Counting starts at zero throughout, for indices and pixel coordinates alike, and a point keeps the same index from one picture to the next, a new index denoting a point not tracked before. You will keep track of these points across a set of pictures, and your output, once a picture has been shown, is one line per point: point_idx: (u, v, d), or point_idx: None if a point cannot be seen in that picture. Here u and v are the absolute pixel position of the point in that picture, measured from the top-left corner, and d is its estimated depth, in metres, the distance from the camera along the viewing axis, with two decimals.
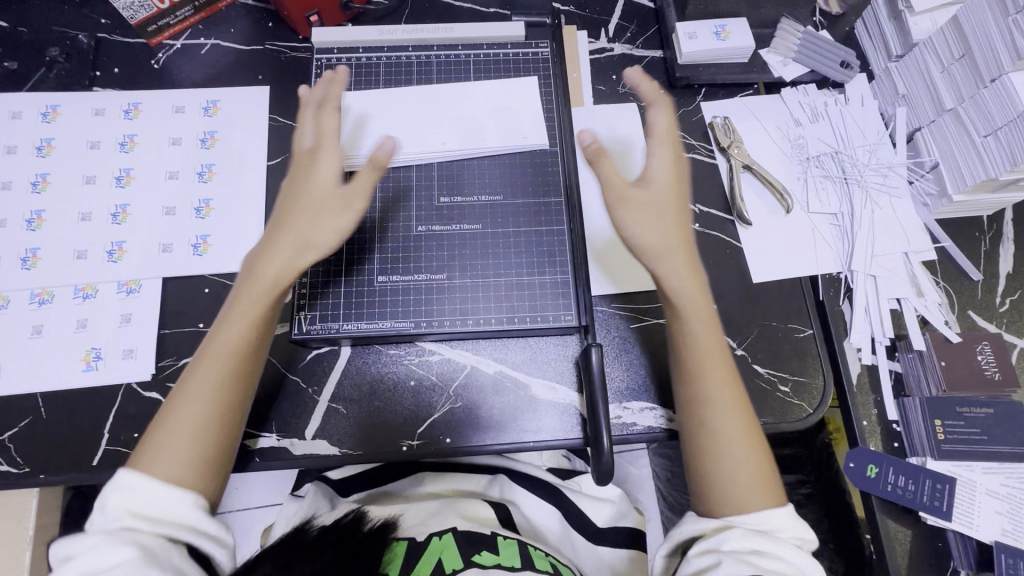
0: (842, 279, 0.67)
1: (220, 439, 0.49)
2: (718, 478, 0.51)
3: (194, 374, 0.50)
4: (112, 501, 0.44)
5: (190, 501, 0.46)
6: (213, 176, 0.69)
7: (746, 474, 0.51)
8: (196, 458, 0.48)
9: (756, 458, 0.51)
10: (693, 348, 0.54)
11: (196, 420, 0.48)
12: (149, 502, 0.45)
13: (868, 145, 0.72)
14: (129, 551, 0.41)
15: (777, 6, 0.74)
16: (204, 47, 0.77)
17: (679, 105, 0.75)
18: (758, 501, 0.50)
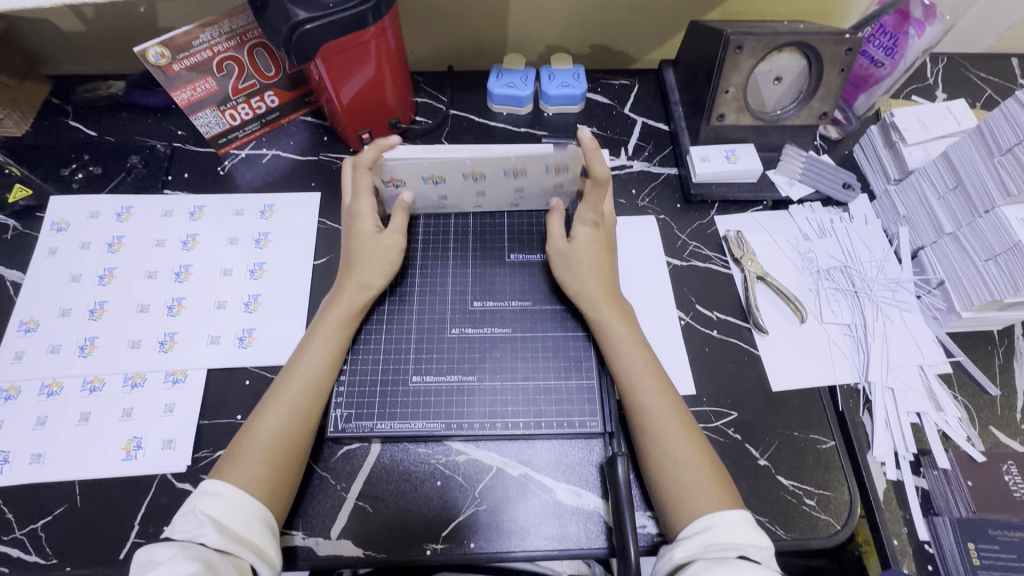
0: (860, 389, 0.69)
1: (291, 455, 0.57)
2: (672, 487, 0.56)
3: (283, 392, 0.59)
4: (199, 504, 0.52)
5: (259, 512, 0.53)
6: (263, 273, 0.75)
7: (688, 471, 0.56)
8: (272, 468, 0.56)
9: (712, 472, 0.57)
10: (632, 378, 0.61)
11: (273, 439, 0.57)
12: (221, 508, 0.52)
13: (875, 262, 0.76)
14: (195, 565, 0.47)
15: (782, 134, 0.82)
16: (266, 156, 0.86)
17: (695, 218, 0.81)
18: (699, 503, 0.54)
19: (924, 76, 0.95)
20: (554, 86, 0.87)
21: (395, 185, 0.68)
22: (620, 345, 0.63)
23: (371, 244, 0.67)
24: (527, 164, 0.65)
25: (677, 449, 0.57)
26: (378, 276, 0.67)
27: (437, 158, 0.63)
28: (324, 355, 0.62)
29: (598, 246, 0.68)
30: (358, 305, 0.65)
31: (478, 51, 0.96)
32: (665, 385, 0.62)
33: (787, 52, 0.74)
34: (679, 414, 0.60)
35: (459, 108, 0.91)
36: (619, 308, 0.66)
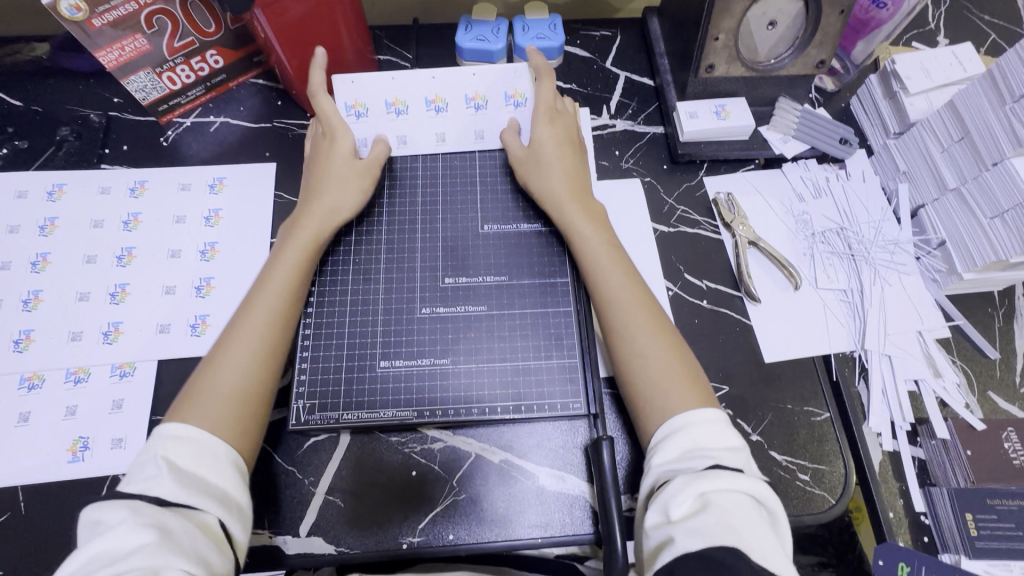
0: (855, 358, 0.65)
1: (263, 392, 0.53)
2: (643, 385, 0.54)
3: (246, 324, 0.55)
4: (159, 449, 0.47)
5: (230, 455, 0.49)
6: (216, 254, 0.69)
7: (659, 369, 0.54)
8: (243, 406, 0.52)
9: (684, 369, 0.54)
10: (603, 272, 0.59)
11: (241, 376, 0.53)
12: (187, 452, 0.48)
13: (873, 222, 0.72)
14: (151, 534, 0.41)
15: (775, 86, 0.76)
16: (214, 124, 0.78)
17: (682, 180, 0.75)
18: (672, 400, 0.53)
19: (925, 20, 0.88)
20: (528, 38, 0.79)
21: (357, 112, 0.68)
22: (591, 244, 0.61)
23: (341, 168, 0.64)
24: (487, 91, 0.69)
25: (646, 345, 0.55)
26: (350, 205, 0.63)
27: (401, 76, 0.68)
28: (287, 283, 0.58)
29: (559, 141, 0.65)
30: (322, 231, 0.61)
31: (445, 4, 0.88)
32: (639, 284, 0.59)
33: None
34: (650, 312, 0.57)
35: (426, 65, 0.83)
36: (588, 211, 0.63)
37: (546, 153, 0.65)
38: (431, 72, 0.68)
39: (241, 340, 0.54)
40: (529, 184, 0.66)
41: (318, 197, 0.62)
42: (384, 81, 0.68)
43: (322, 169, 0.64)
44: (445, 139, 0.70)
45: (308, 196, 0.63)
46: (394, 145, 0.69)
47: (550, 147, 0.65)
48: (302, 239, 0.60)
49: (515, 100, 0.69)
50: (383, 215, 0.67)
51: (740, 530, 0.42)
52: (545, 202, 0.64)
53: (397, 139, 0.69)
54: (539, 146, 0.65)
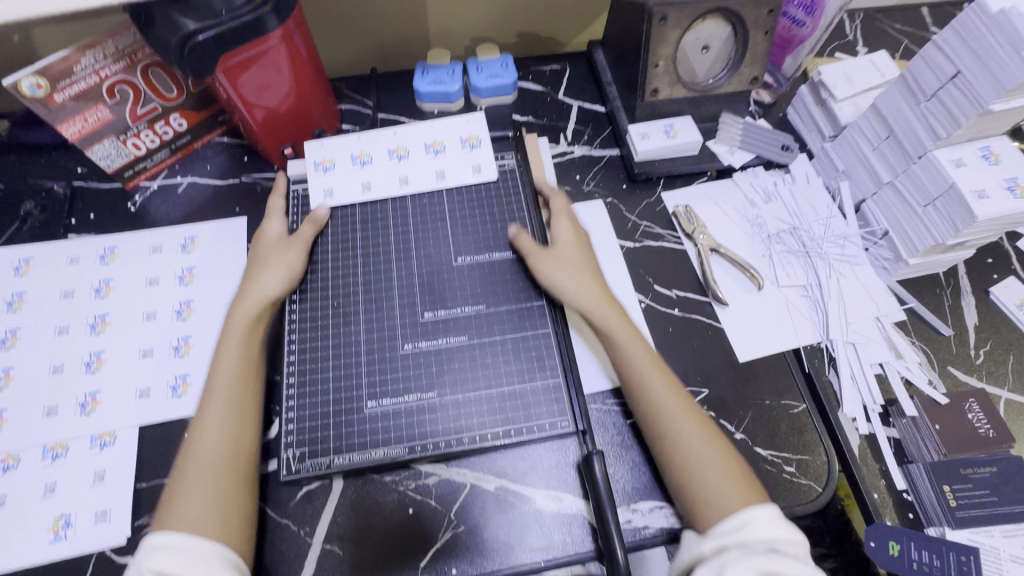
0: (822, 348, 0.69)
1: (235, 478, 0.53)
2: (701, 481, 0.54)
3: (207, 421, 0.55)
4: (145, 563, 0.47)
5: (216, 549, 0.49)
6: (191, 312, 0.69)
7: (713, 470, 0.54)
8: (220, 498, 0.52)
9: (732, 463, 0.55)
10: (639, 369, 0.59)
11: (212, 469, 0.53)
12: (171, 559, 0.47)
13: (821, 219, 0.77)
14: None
15: (716, 103, 0.81)
16: (181, 184, 0.79)
17: (641, 197, 0.79)
18: (729, 500, 0.52)
19: (844, 32, 0.97)
20: (483, 78, 0.84)
21: (325, 167, 0.73)
22: (629, 344, 0.61)
23: (274, 249, 0.66)
24: (444, 137, 0.75)
25: (697, 444, 0.55)
26: (284, 273, 0.64)
27: (365, 135, 0.75)
28: (238, 372, 0.58)
29: (580, 240, 0.68)
30: (264, 312, 0.62)
31: (400, 52, 0.92)
32: (673, 380, 0.60)
33: (712, 19, 0.73)
34: (691, 409, 0.58)
35: (387, 111, 0.86)
36: (621, 311, 0.63)
37: (568, 246, 0.66)
38: (392, 129, 0.75)
39: (206, 434, 0.55)
40: (550, 277, 0.64)
41: (253, 275, 0.64)
42: (349, 141, 0.75)
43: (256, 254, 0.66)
44: (408, 181, 0.72)
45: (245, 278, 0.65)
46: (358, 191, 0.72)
47: (571, 240, 0.67)
48: (244, 320, 0.61)
49: (471, 141, 0.75)
50: (360, 258, 0.68)
51: None
52: (573, 299, 0.63)
53: (363, 186, 0.72)
54: (562, 243, 0.67)
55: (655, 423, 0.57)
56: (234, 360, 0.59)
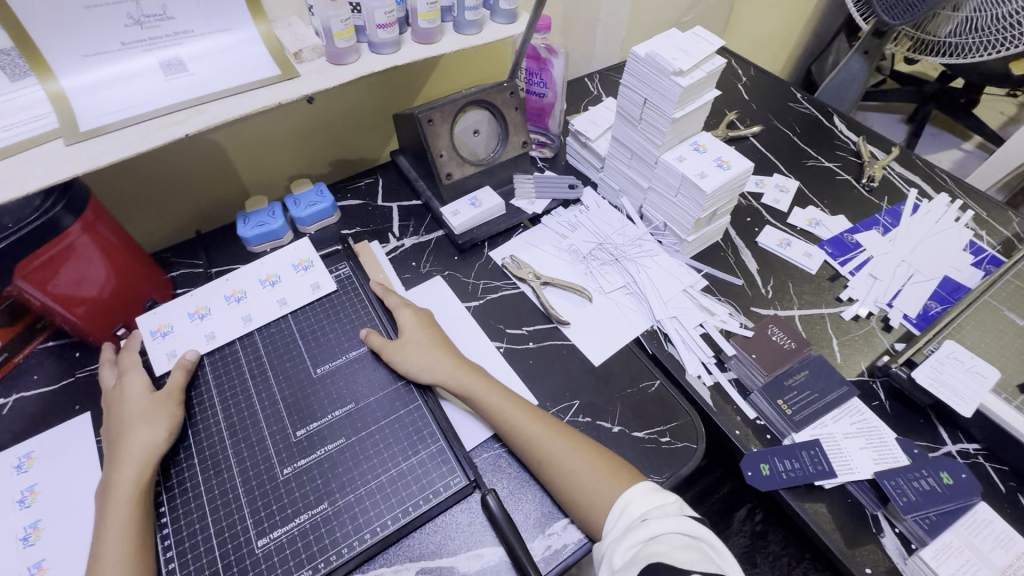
0: (656, 330, 0.81)
1: None
2: (582, 487, 0.59)
3: None
4: None
5: None
6: (40, 532, 0.62)
7: (587, 474, 0.60)
8: None
9: (604, 459, 0.62)
10: (504, 414, 0.65)
11: None
12: None
13: (618, 230, 0.92)
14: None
15: (506, 169, 0.97)
16: (6, 405, 0.74)
17: (474, 262, 0.90)
18: (609, 495, 0.58)
19: (588, 90, 1.21)
20: (303, 208, 0.91)
21: (162, 333, 0.74)
22: (486, 396, 0.67)
23: (144, 408, 0.64)
24: (277, 269, 0.81)
25: (569, 458, 0.61)
26: (164, 429, 0.63)
27: (200, 291, 0.78)
28: (126, 550, 0.54)
29: (422, 323, 0.74)
30: (144, 472, 0.59)
31: (222, 208, 0.98)
32: (536, 410, 0.66)
33: (472, 110, 0.90)
34: (557, 429, 0.64)
35: (220, 263, 0.90)
36: (474, 372, 0.69)
37: (412, 333, 0.72)
38: (226, 279, 0.80)
39: None
40: (401, 368, 0.69)
41: (126, 442, 0.61)
42: (184, 301, 0.77)
43: (119, 419, 0.63)
44: (251, 318, 0.76)
45: (114, 448, 0.61)
46: (202, 344, 0.73)
47: (414, 326, 0.73)
48: (124, 489, 0.58)
49: (301, 264, 0.81)
50: (220, 404, 0.68)
51: (673, 553, 0.50)
52: (430, 378, 0.68)
53: (207, 337, 0.73)
54: (406, 330, 0.72)
55: (531, 453, 0.63)
56: (123, 536, 0.55)
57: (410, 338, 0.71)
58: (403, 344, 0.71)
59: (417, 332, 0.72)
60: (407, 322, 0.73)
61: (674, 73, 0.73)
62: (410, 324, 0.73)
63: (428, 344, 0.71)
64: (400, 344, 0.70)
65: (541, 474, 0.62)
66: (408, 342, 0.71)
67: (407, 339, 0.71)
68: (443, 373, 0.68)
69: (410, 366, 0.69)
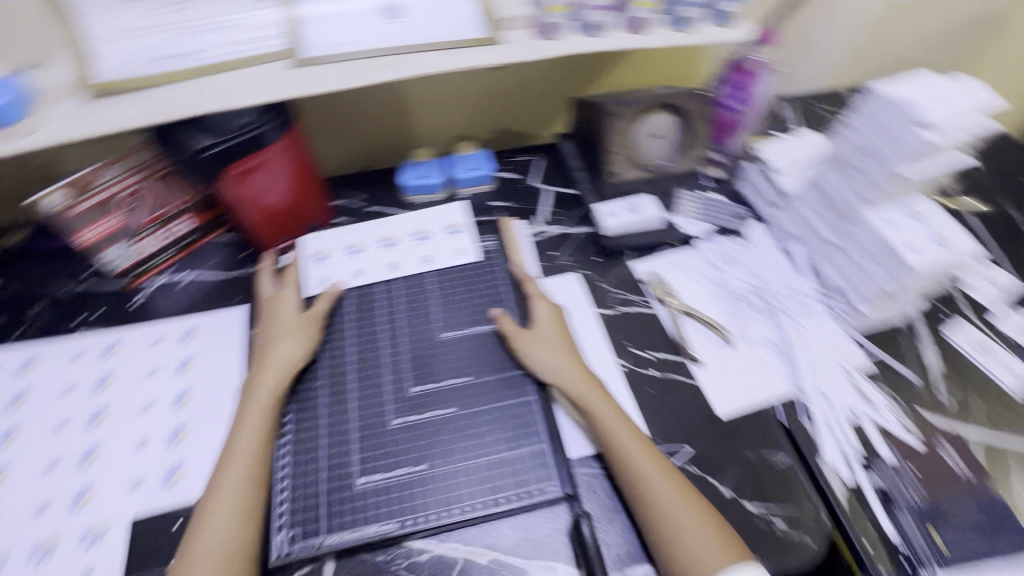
0: (798, 400, 0.72)
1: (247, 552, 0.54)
2: (685, 548, 0.54)
3: (220, 495, 0.57)
4: None
5: None
6: (189, 400, 0.71)
7: (693, 535, 0.55)
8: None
9: (714, 526, 0.56)
10: (618, 440, 0.61)
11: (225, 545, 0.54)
12: None
13: (781, 279, 0.83)
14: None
15: (674, 181, 0.91)
16: (182, 281, 0.84)
17: (615, 268, 0.86)
18: (711, 566, 0.53)
19: (781, 115, 1.10)
20: (463, 170, 0.93)
21: (319, 258, 0.79)
22: (604, 415, 0.63)
23: (291, 325, 0.70)
24: (430, 226, 0.83)
25: (676, 509, 0.56)
26: (303, 349, 0.68)
27: (359, 228, 0.83)
28: (252, 446, 0.60)
29: (556, 319, 0.71)
30: (280, 383, 0.65)
31: (388, 152, 1.03)
32: (651, 447, 0.62)
33: (659, 112, 0.84)
34: (669, 475, 0.59)
35: (378, 203, 0.95)
36: (597, 385, 0.65)
37: (545, 326, 0.70)
38: (384, 223, 0.83)
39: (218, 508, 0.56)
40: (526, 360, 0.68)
41: (271, 350, 0.67)
42: (343, 234, 0.82)
43: (271, 328, 0.70)
44: (397, 266, 0.79)
45: (262, 352, 0.68)
46: (350, 279, 0.78)
47: (548, 320, 0.71)
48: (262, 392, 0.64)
49: (453, 227, 0.83)
50: (354, 338, 0.72)
51: None
52: (550, 379, 0.66)
53: (355, 274, 0.78)
54: (539, 322, 0.70)
55: (637, 491, 0.59)
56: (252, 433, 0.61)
57: (543, 331, 0.69)
58: (534, 335, 0.69)
59: (550, 327, 0.70)
60: (541, 314, 0.71)
61: (921, 123, 0.62)
62: (544, 317, 0.71)
63: (558, 343, 0.68)
64: (531, 335, 0.69)
65: (642, 515, 0.58)
66: (539, 335, 0.69)
67: (539, 332, 0.69)
68: (566, 377, 0.66)
69: (536, 360, 0.67)
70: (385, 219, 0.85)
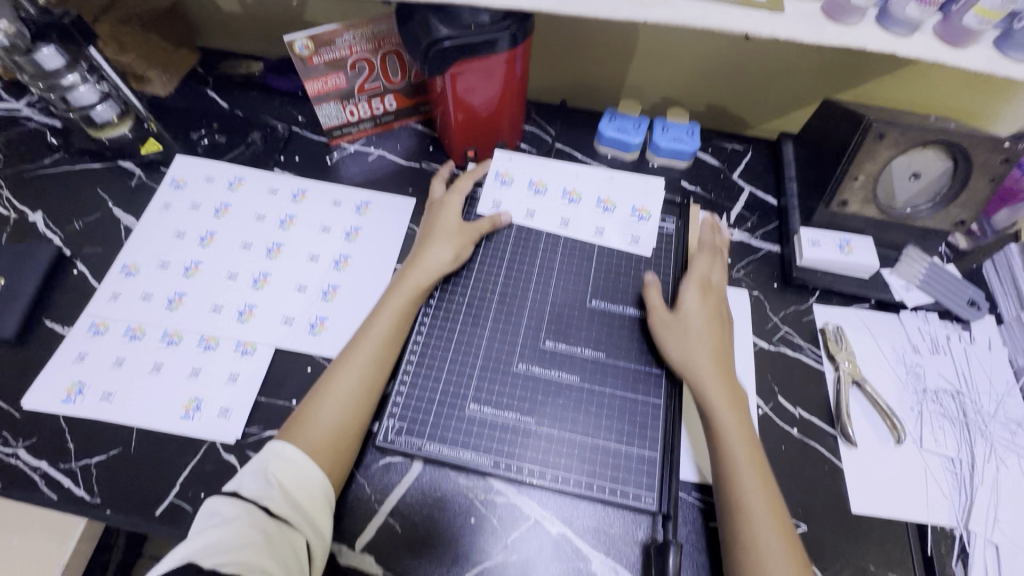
0: (954, 536, 0.60)
1: (358, 424, 0.58)
2: None
3: (351, 364, 0.61)
4: (267, 465, 0.53)
5: (323, 485, 0.54)
6: (347, 266, 0.76)
7: None
8: (338, 438, 0.57)
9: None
10: (732, 457, 0.56)
11: (343, 408, 0.58)
12: (291, 475, 0.53)
13: (994, 394, 0.68)
14: (257, 536, 0.49)
15: (905, 233, 0.76)
16: (372, 154, 0.89)
17: (791, 302, 0.76)
18: None
19: None
20: (666, 139, 0.85)
21: (503, 181, 0.79)
22: (724, 424, 0.58)
23: (450, 229, 0.71)
24: (619, 199, 0.77)
25: (777, 565, 0.50)
26: (453, 258, 0.69)
27: (553, 168, 0.80)
28: (388, 333, 0.63)
29: (709, 310, 0.65)
30: (425, 284, 0.67)
31: (592, 93, 0.97)
32: (765, 471, 0.56)
33: (932, 150, 0.69)
34: (782, 530, 0.52)
35: (565, 142, 0.91)
36: (728, 389, 0.60)
37: (692, 311, 0.65)
38: (576, 174, 0.79)
39: (345, 374, 0.60)
40: (666, 349, 0.64)
41: (430, 250, 0.69)
42: (535, 168, 0.80)
43: (431, 226, 0.72)
44: (568, 224, 0.76)
45: (419, 249, 0.70)
46: (522, 216, 0.76)
47: (698, 307, 0.65)
48: (409, 288, 0.66)
49: (642, 215, 0.76)
50: (506, 272, 0.72)
51: None
52: (683, 369, 0.62)
53: (526, 213, 0.76)
54: (687, 305, 0.65)
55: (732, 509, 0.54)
56: (391, 319, 0.64)
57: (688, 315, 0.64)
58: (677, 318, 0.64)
59: (698, 315, 0.64)
60: (692, 298, 0.66)
61: None
62: (694, 301, 0.65)
63: (702, 334, 0.63)
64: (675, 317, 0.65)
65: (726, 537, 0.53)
66: (682, 321, 0.64)
67: (684, 316, 0.64)
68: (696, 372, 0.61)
69: (671, 345, 0.63)
70: (580, 168, 0.80)
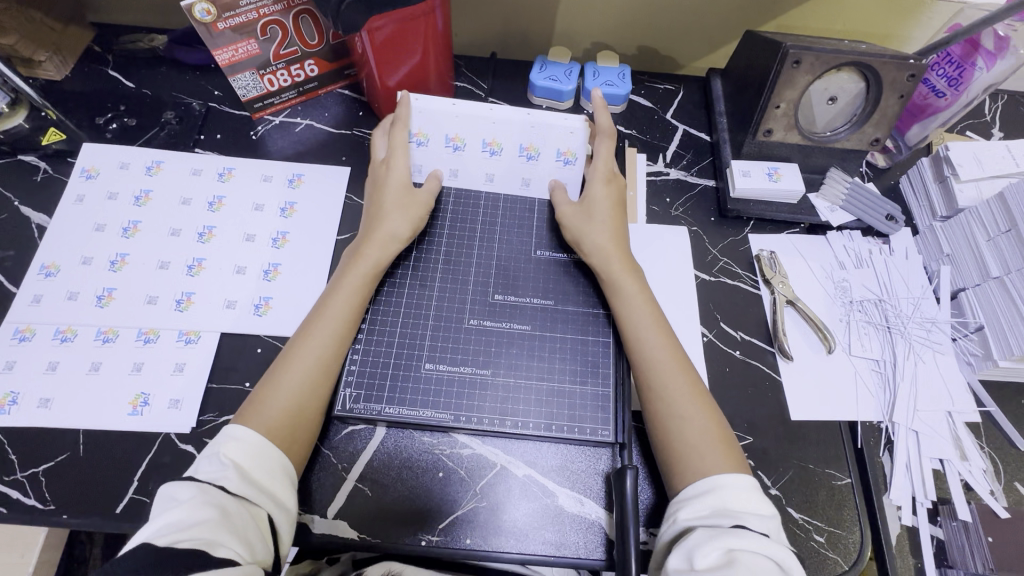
0: (881, 428, 0.66)
1: (315, 398, 0.58)
2: (682, 441, 0.55)
3: (306, 341, 0.60)
4: (221, 448, 0.52)
5: (282, 461, 0.54)
6: (286, 243, 0.74)
7: (694, 431, 0.55)
8: (293, 415, 0.56)
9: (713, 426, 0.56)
10: (642, 334, 0.61)
11: (299, 385, 0.57)
12: (248, 456, 0.52)
13: (912, 298, 0.73)
14: (210, 512, 0.47)
15: (828, 157, 0.79)
16: (299, 125, 0.85)
17: (728, 233, 0.79)
18: (709, 466, 0.53)
19: (981, 111, 0.92)
20: (597, 84, 0.85)
21: (417, 141, 0.72)
22: (634, 306, 0.63)
23: (398, 198, 0.69)
24: (541, 142, 0.73)
25: (681, 407, 0.56)
26: (407, 229, 0.68)
27: (465, 112, 0.72)
28: (340, 305, 0.62)
29: (612, 202, 0.68)
30: (378, 255, 0.65)
31: (522, 43, 0.95)
32: (673, 341, 0.61)
33: (845, 72, 0.71)
34: (699, 396, 0.57)
35: (498, 96, 0.90)
36: (627, 269, 0.65)
37: (595, 200, 0.68)
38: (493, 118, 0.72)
39: (299, 352, 0.59)
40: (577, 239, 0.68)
41: (379, 218, 0.67)
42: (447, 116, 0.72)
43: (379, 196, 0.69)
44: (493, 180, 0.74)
45: (371, 221, 0.68)
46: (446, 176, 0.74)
47: (599, 193, 0.69)
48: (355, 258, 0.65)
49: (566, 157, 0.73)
50: (449, 231, 0.72)
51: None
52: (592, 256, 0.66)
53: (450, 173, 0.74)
54: (589, 200, 0.68)
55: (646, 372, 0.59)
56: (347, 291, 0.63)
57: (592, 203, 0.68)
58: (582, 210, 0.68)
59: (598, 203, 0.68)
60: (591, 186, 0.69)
61: None
62: (594, 193, 0.69)
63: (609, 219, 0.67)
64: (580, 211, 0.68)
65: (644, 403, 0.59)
66: (589, 215, 0.68)
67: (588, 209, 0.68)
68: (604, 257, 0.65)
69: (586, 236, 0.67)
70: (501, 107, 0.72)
